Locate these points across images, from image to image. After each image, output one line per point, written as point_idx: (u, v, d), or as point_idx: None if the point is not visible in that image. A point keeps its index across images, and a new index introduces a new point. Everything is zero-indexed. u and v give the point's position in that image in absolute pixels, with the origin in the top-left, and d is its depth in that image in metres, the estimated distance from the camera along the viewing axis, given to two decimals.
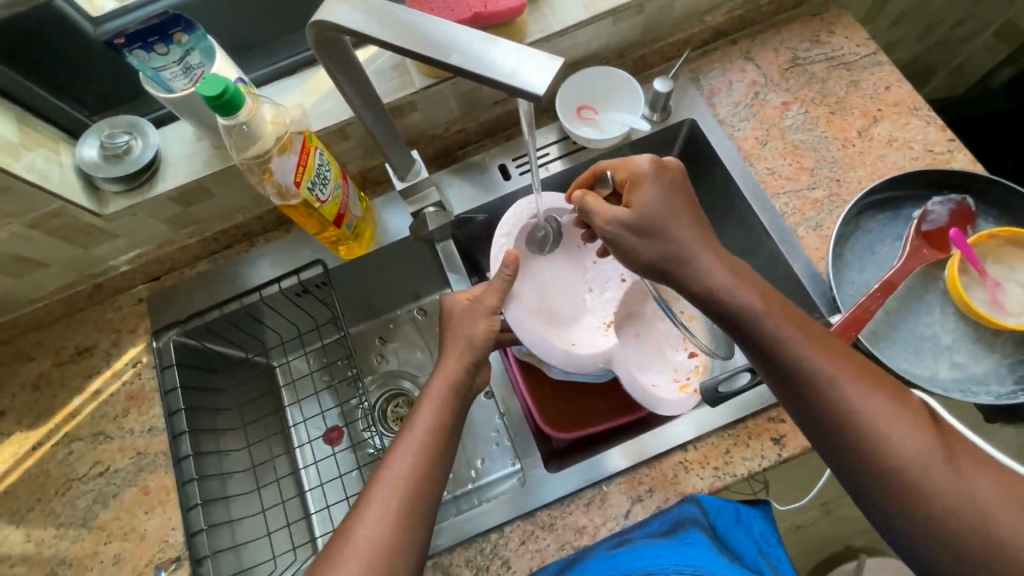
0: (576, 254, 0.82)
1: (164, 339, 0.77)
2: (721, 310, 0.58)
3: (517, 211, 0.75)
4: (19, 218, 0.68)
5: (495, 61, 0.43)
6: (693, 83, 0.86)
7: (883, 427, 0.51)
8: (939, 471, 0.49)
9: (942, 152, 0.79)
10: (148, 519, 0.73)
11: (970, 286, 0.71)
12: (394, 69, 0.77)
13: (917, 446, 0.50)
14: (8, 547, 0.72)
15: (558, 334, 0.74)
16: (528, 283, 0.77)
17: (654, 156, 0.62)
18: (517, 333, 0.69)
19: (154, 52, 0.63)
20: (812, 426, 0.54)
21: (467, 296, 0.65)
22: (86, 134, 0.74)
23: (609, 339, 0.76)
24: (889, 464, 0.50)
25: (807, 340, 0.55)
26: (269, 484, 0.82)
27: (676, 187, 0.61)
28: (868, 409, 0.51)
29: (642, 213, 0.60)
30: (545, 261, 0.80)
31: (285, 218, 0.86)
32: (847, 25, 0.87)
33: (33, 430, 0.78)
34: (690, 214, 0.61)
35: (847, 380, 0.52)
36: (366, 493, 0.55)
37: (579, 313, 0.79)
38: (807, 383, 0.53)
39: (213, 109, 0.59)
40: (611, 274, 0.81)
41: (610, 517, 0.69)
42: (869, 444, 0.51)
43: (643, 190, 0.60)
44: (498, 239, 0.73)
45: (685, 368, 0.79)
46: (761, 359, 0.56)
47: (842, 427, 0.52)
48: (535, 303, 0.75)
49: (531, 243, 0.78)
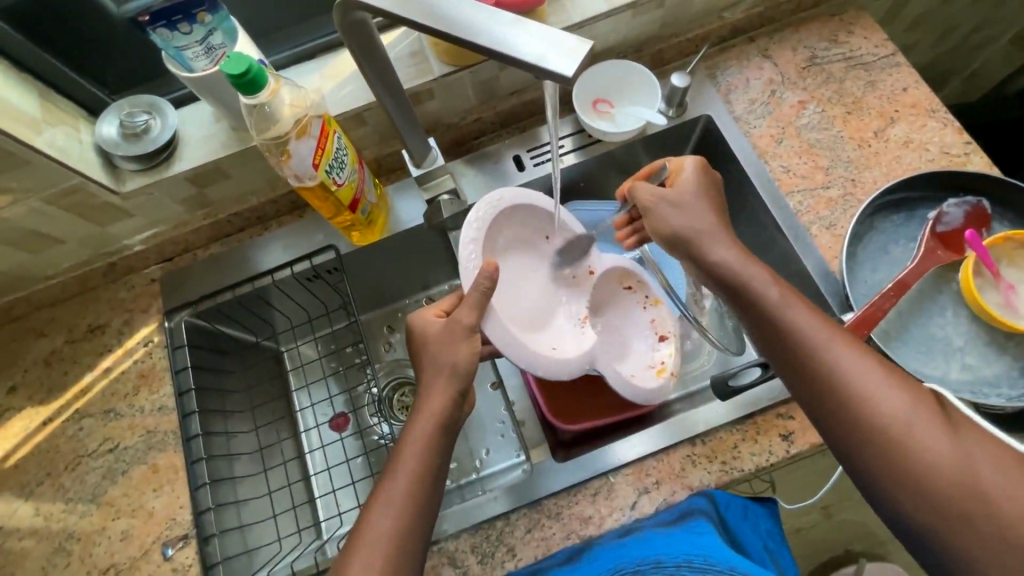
0: (542, 247, 0.76)
1: (176, 319, 0.78)
2: (728, 281, 0.62)
3: (484, 207, 0.68)
4: (37, 193, 0.69)
5: (521, 42, 0.43)
6: (709, 80, 0.86)
7: (878, 397, 0.52)
8: (928, 432, 0.50)
9: (959, 154, 0.78)
10: (156, 498, 0.74)
11: (983, 288, 0.71)
12: (413, 56, 0.77)
13: (906, 408, 0.51)
14: (18, 520, 0.73)
15: (539, 340, 0.69)
16: (500, 290, 0.70)
17: (701, 159, 0.69)
18: (499, 349, 0.64)
19: (177, 30, 0.63)
20: (803, 390, 0.56)
21: (437, 313, 0.64)
22: (107, 113, 0.75)
23: (588, 335, 0.72)
24: (880, 428, 0.51)
25: (803, 308, 0.58)
26: (275, 467, 0.83)
27: (712, 186, 0.68)
28: (858, 371, 0.54)
29: (680, 188, 0.67)
30: (511, 257, 0.73)
31: (299, 203, 0.86)
32: (866, 26, 0.86)
33: (44, 406, 0.78)
34: (717, 204, 0.67)
35: (840, 346, 0.55)
36: (378, 490, 0.57)
37: (552, 311, 0.74)
38: (800, 347, 0.56)
39: (236, 88, 0.60)
40: (578, 265, 0.77)
41: (616, 508, 0.69)
42: (858, 404, 0.53)
43: (682, 179, 0.68)
44: (465, 245, 0.65)
45: (657, 353, 0.78)
46: (759, 325, 0.59)
47: (832, 388, 0.54)
48: (509, 310, 0.69)
49: (499, 240, 0.72)
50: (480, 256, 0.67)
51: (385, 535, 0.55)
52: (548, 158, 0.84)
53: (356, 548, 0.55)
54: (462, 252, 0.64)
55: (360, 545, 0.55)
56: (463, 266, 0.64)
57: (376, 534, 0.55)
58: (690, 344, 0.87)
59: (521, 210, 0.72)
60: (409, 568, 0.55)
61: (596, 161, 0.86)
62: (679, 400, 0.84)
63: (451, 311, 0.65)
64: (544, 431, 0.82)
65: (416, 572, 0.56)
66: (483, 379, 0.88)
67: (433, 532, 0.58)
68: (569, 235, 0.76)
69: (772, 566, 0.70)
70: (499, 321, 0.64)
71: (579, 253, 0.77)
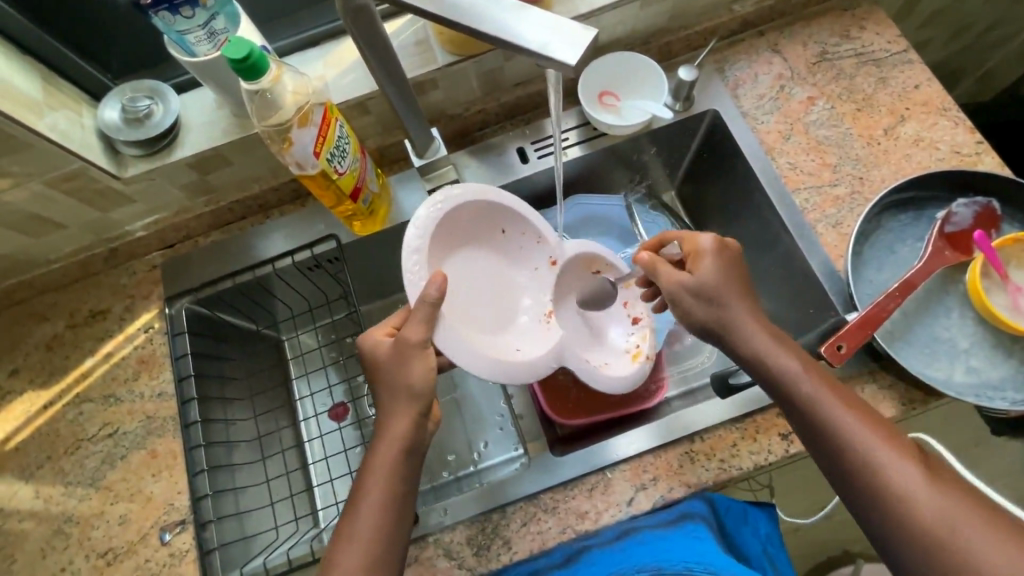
0: (500, 241, 0.71)
1: (177, 305, 0.79)
2: (761, 370, 0.61)
3: (427, 209, 0.62)
4: (38, 177, 0.69)
5: (524, 31, 0.43)
6: (717, 74, 0.85)
7: (917, 495, 0.52)
8: (971, 536, 0.49)
9: (970, 154, 0.77)
10: (154, 483, 0.74)
11: (991, 290, 0.70)
12: (417, 45, 0.77)
13: (956, 517, 0.50)
14: (18, 502, 0.73)
15: (502, 343, 0.67)
16: (457, 296, 0.66)
17: (717, 235, 0.66)
18: (460, 362, 0.61)
19: (179, 15, 0.61)
20: (844, 489, 0.56)
21: (387, 333, 0.62)
22: (108, 97, 0.74)
23: (555, 330, 0.70)
24: (922, 530, 0.51)
25: (837, 398, 0.58)
26: (273, 456, 0.83)
27: (733, 265, 0.65)
28: (902, 473, 0.53)
29: (702, 280, 0.63)
30: (468, 255, 0.69)
31: (301, 191, 0.86)
32: (878, 21, 0.85)
33: (45, 389, 0.78)
34: (743, 287, 0.64)
35: (881, 445, 0.54)
36: (374, 482, 0.57)
37: (515, 309, 0.71)
38: (836, 440, 0.56)
39: (237, 73, 0.59)
40: (539, 258, 0.72)
41: (612, 503, 0.69)
42: (897, 503, 0.52)
43: (703, 264, 0.64)
44: (408, 256, 0.60)
45: (631, 336, 0.78)
46: (794, 414, 0.59)
47: (872, 486, 0.54)
48: (472, 316, 0.66)
49: (450, 242, 0.66)
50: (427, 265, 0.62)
51: (375, 529, 0.56)
52: (551, 150, 0.84)
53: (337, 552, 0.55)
54: (405, 265, 0.60)
55: (343, 542, 0.56)
56: (407, 281, 0.60)
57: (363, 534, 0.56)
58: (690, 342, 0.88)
59: (472, 208, 0.66)
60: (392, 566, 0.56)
61: (600, 155, 0.86)
62: (678, 397, 0.85)
63: (401, 328, 0.63)
64: (541, 425, 0.83)
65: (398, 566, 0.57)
66: (456, 377, 0.88)
67: (411, 535, 0.59)
68: (527, 226, 0.70)
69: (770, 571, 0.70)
70: (453, 333, 0.61)
71: (540, 245, 0.71)
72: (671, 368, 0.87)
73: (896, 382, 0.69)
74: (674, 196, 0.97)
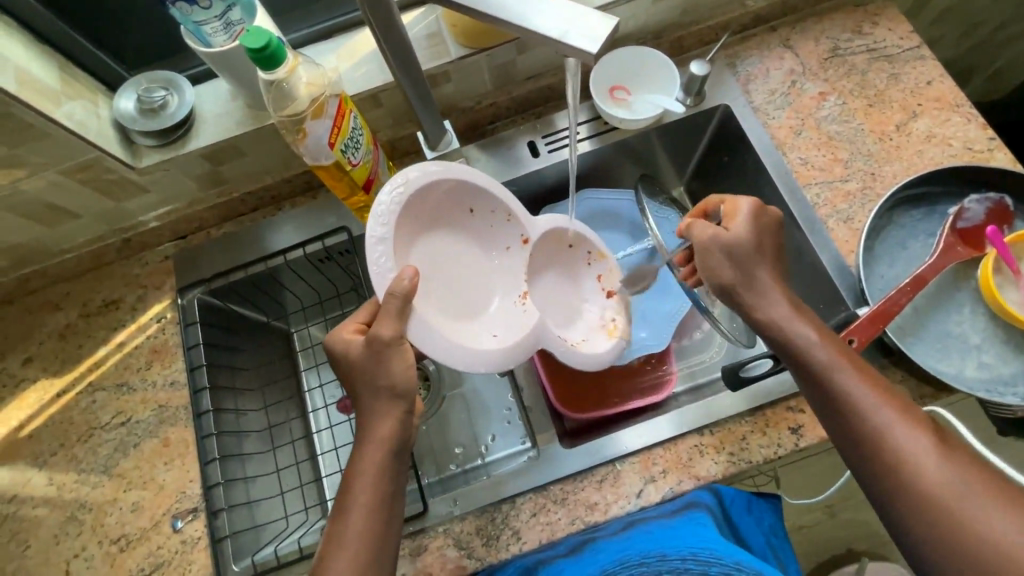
0: (468, 221, 0.70)
1: (189, 296, 0.80)
2: (771, 333, 0.62)
3: (388, 193, 0.60)
4: (54, 166, 0.69)
5: (542, 18, 0.44)
6: (729, 69, 0.85)
7: (921, 457, 0.52)
8: (970, 496, 0.50)
9: (982, 150, 0.77)
10: (166, 471, 0.74)
11: (1003, 286, 0.70)
12: (430, 38, 0.77)
13: (957, 475, 0.51)
14: (32, 489, 0.74)
15: (477, 330, 0.66)
16: (428, 283, 0.65)
17: (758, 201, 0.66)
18: (434, 355, 0.61)
19: (197, 5, 0.62)
20: (848, 448, 0.57)
21: (356, 329, 0.62)
22: (123, 87, 0.75)
23: (530, 312, 0.70)
24: (923, 489, 0.52)
25: (848, 362, 0.58)
26: (283, 446, 0.84)
27: (767, 230, 0.65)
28: (905, 434, 0.54)
29: (734, 235, 0.64)
30: (434, 238, 0.67)
31: (312, 183, 0.86)
32: (891, 17, 0.85)
33: (58, 377, 0.79)
34: (766, 255, 0.65)
35: (886, 407, 0.55)
36: (383, 471, 0.58)
37: (488, 291, 0.70)
38: (844, 401, 0.56)
39: (254, 62, 0.59)
40: (510, 237, 0.71)
41: (622, 495, 0.69)
42: (900, 463, 0.53)
43: (736, 222, 0.65)
44: (371, 248, 0.58)
45: (607, 311, 0.78)
46: (804, 377, 0.60)
47: (876, 446, 0.54)
48: (444, 304, 0.65)
49: (416, 226, 0.65)
50: (395, 257, 0.60)
51: (377, 519, 0.57)
52: (563, 144, 0.84)
53: (334, 549, 0.56)
54: (369, 257, 0.58)
55: (351, 533, 0.56)
56: (374, 273, 0.58)
57: (373, 524, 0.57)
58: (698, 338, 0.88)
59: (437, 186, 0.64)
60: (385, 562, 0.57)
61: (611, 149, 0.86)
62: (686, 392, 0.85)
63: (370, 323, 0.63)
64: (550, 419, 0.83)
65: (393, 559, 0.58)
66: (457, 372, 0.88)
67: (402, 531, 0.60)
68: (495, 204, 0.68)
69: (773, 560, 0.71)
70: (425, 325, 0.60)
71: (511, 222, 0.70)
72: (678, 363, 0.87)
73: (906, 377, 0.69)
74: (683, 192, 0.97)
